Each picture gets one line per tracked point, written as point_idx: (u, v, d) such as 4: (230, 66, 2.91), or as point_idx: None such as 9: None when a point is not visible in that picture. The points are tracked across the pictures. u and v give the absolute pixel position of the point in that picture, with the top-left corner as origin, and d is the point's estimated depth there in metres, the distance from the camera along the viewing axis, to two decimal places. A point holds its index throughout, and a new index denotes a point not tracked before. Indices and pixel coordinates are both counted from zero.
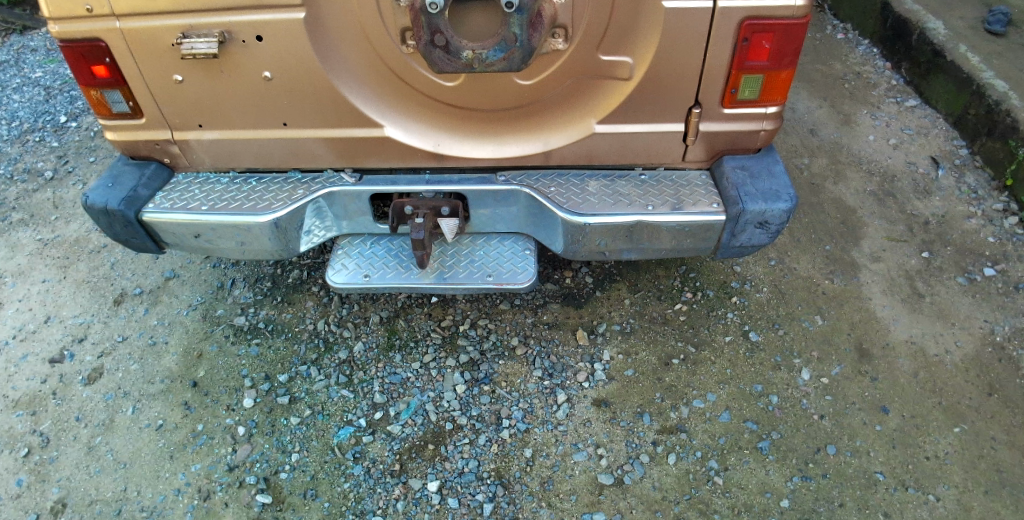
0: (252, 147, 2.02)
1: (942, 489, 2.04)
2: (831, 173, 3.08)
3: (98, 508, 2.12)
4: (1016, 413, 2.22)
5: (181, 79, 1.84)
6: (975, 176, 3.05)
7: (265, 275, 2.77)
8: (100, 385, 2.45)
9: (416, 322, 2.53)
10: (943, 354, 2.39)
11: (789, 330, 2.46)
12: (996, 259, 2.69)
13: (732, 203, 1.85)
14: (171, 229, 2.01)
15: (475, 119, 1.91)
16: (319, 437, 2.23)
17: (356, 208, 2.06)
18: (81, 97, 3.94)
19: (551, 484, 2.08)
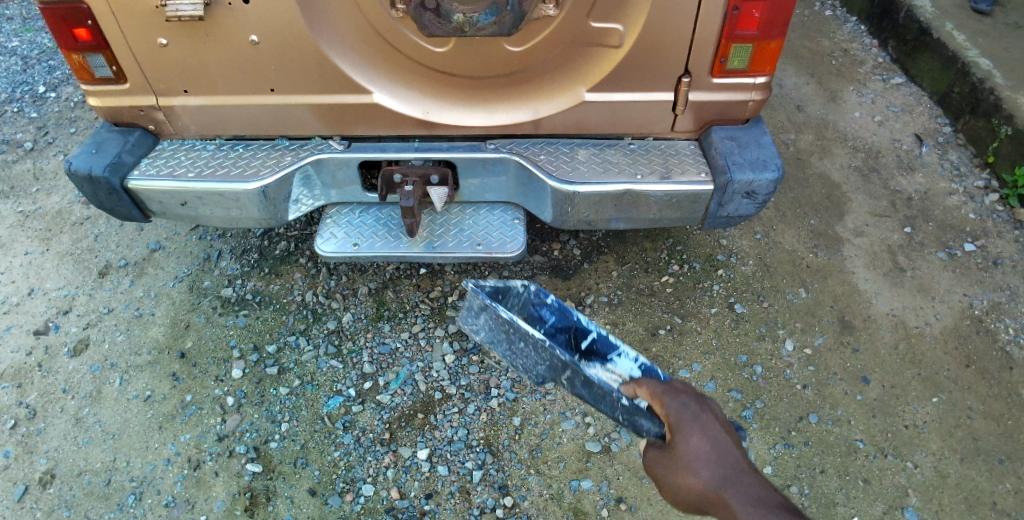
0: (239, 113, 2.00)
1: (919, 456, 2.10)
2: (817, 149, 3.10)
3: (87, 479, 2.12)
4: (992, 383, 2.29)
5: (166, 43, 1.81)
6: (958, 153, 3.09)
7: (252, 247, 2.75)
8: (87, 357, 2.43)
9: (405, 293, 2.54)
10: (923, 326, 2.44)
11: (774, 302, 2.49)
12: (976, 235, 2.75)
13: (720, 172, 1.88)
14: (157, 197, 1.99)
15: (465, 86, 1.90)
16: (309, 406, 2.25)
17: (344, 176, 2.05)
18: (60, 68, 3.86)
19: (539, 451, 2.12)
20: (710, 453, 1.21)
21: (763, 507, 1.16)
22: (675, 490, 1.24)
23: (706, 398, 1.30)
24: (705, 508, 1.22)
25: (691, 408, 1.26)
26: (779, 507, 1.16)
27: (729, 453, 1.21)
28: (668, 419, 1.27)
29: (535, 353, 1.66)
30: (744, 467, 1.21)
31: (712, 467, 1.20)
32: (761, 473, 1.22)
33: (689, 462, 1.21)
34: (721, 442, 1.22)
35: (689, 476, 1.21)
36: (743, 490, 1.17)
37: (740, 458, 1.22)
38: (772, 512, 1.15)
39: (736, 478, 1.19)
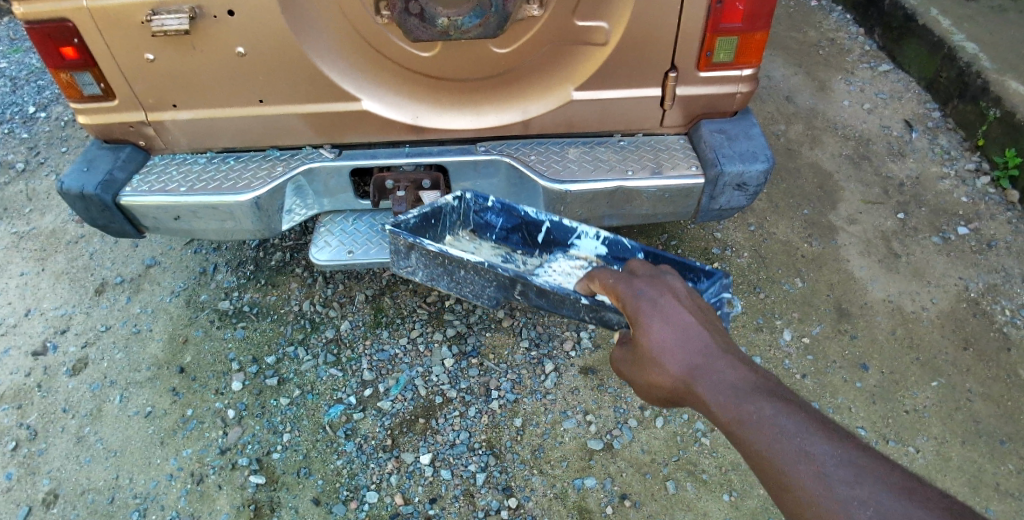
0: (229, 126, 2.00)
1: (920, 441, 2.11)
2: (807, 139, 3.11)
3: (90, 497, 2.12)
4: (991, 365, 2.30)
5: (153, 57, 1.81)
6: (948, 138, 3.10)
7: (247, 259, 2.75)
8: (86, 375, 2.43)
9: (402, 299, 2.54)
10: (920, 311, 2.45)
11: (771, 293, 2.50)
12: (969, 218, 2.76)
13: (711, 165, 1.88)
14: (150, 212, 1.99)
15: (453, 89, 1.90)
16: (310, 416, 2.24)
17: (336, 184, 2.06)
18: (49, 87, 3.85)
19: (542, 451, 2.12)
20: (672, 339, 1.16)
21: (738, 394, 1.06)
22: (648, 383, 1.21)
23: (665, 282, 1.25)
24: (682, 398, 1.16)
25: (648, 296, 1.22)
26: (756, 389, 1.06)
27: (692, 338, 1.15)
28: (626, 309, 1.24)
29: (481, 278, 1.82)
30: (711, 350, 1.13)
31: (672, 354, 1.14)
32: (736, 355, 1.13)
33: (655, 356, 1.16)
34: (680, 327, 1.16)
35: (655, 368, 1.17)
36: (711, 376, 1.10)
37: (708, 340, 1.15)
38: (746, 395, 1.06)
39: (703, 363, 1.12)
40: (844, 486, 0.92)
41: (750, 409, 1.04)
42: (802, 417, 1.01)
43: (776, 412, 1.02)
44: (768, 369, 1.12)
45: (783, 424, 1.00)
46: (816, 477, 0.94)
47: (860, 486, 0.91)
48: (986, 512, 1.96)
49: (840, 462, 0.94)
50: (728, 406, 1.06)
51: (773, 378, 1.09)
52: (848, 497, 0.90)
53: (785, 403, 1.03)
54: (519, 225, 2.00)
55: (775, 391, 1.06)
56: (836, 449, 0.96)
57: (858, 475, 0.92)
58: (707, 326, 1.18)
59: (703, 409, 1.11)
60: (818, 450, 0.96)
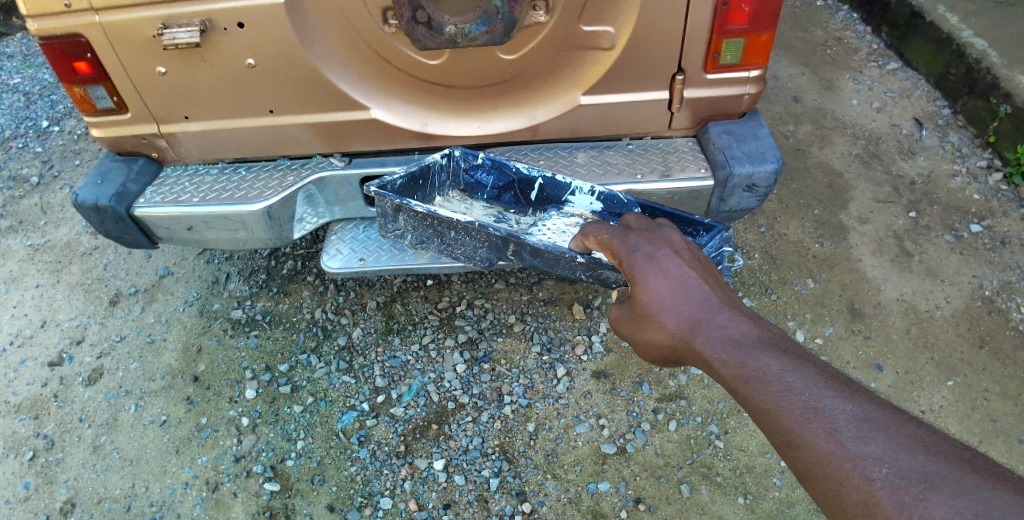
0: (240, 137, 2.02)
1: None
2: (816, 138, 3.10)
3: (107, 506, 2.14)
4: (1008, 363, 2.28)
5: (164, 70, 1.83)
6: (959, 135, 3.08)
7: (259, 267, 2.77)
8: (102, 385, 2.45)
9: (413, 305, 2.54)
10: (934, 310, 2.44)
11: (782, 294, 2.48)
12: (982, 215, 2.73)
13: (720, 167, 1.88)
14: (163, 223, 2.01)
15: (460, 96, 1.91)
16: (323, 423, 2.26)
17: (346, 193, 2.08)
18: (62, 101, 3.91)
19: (555, 456, 2.11)
20: (672, 293, 1.20)
21: (736, 346, 1.09)
22: (651, 342, 1.23)
23: (666, 241, 1.29)
24: (685, 355, 1.18)
25: (646, 252, 1.28)
26: (758, 342, 1.08)
27: (694, 294, 1.18)
28: (628, 267, 1.29)
29: (472, 239, 1.97)
30: (713, 305, 1.16)
31: (673, 308, 1.18)
32: (739, 310, 1.16)
33: (653, 313, 1.20)
34: (681, 282, 1.20)
35: (655, 324, 1.21)
36: (712, 328, 1.13)
37: (709, 295, 1.18)
38: (748, 349, 1.08)
39: (705, 317, 1.15)
40: (851, 439, 0.91)
41: (752, 362, 1.06)
42: (807, 370, 1.02)
43: (779, 365, 1.03)
44: (773, 324, 1.13)
45: (788, 378, 1.01)
46: (821, 429, 0.94)
47: (868, 439, 0.90)
48: None
49: (847, 415, 0.94)
50: (730, 360, 1.08)
51: (777, 331, 1.11)
52: (855, 449, 0.90)
53: (788, 356, 1.04)
54: (511, 184, 2.13)
55: (779, 344, 1.08)
56: (842, 401, 0.95)
57: (864, 426, 0.92)
58: (710, 283, 1.21)
59: (705, 363, 1.13)
60: (822, 404, 0.96)
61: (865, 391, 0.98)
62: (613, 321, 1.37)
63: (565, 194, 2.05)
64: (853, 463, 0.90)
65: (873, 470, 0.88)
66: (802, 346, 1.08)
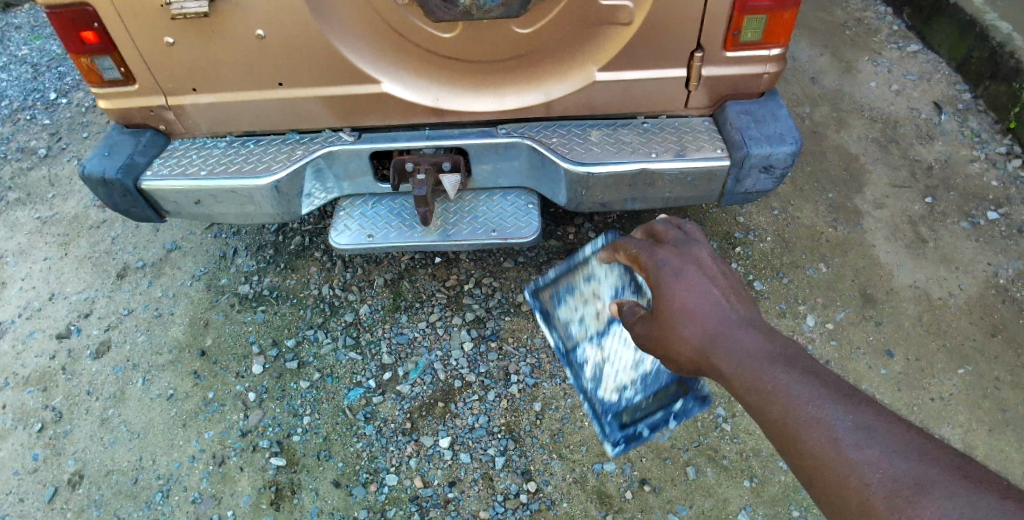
0: (249, 110, 1.99)
1: (947, 429, 2.12)
2: (832, 121, 3.03)
3: (115, 478, 2.16)
4: (1020, 352, 2.28)
5: (173, 41, 1.80)
6: (978, 120, 3.02)
7: (267, 243, 2.75)
8: (110, 358, 2.46)
9: (421, 283, 2.51)
10: (948, 297, 2.42)
11: (794, 278, 2.45)
12: (999, 202, 2.69)
13: (737, 147, 1.85)
14: (171, 196, 2.00)
15: (475, 71, 1.86)
16: (330, 399, 2.26)
17: (356, 168, 2.05)
18: (69, 74, 3.87)
19: (561, 436, 2.11)
20: (693, 306, 1.25)
21: (752, 360, 1.13)
22: (670, 354, 1.28)
23: (697, 262, 1.32)
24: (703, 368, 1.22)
25: (672, 268, 1.32)
26: (772, 355, 1.12)
27: (714, 309, 1.23)
28: (653, 282, 1.34)
29: None
30: (732, 320, 1.21)
31: (693, 321, 1.24)
32: (756, 325, 1.20)
33: (671, 324, 1.27)
34: (703, 297, 1.25)
35: (674, 334, 1.26)
36: (729, 342, 1.18)
37: (729, 311, 1.23)
38: (762, 362, 1.12)
39: (723, 331, 1.20)
40: (851, 446, 0.95)
41: (763, 374, 1.10)
42: (815, 382, 1.05)
43: (789, 377, 1.07)
44: (788, 338, 1.17)
45: (795, 390, 1.05)
46: (822, 437, 0.98)
47: (865, 446, 0.94)
48: None
49: (849, 424, 0.97)
50: (743, 371, 1.13)
51: (791, 345, 1.14)
52: (853, 455, 0.94)
53: (797, 369, 1.08)
54: None
55: (791, 358, 1.11)
56: (845, 412, 0.99)
57: (865, 435, 0.95)
58: (732, 299, 1.26)
59: (721, 375, 1.17)
60: (826, 413, 1.00)
61: (870, 401, 1.01)
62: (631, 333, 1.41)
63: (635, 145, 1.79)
64: (850, 469, 0.93)
65: (869, 475, 0.92)
66: (816, 360, 1.11)
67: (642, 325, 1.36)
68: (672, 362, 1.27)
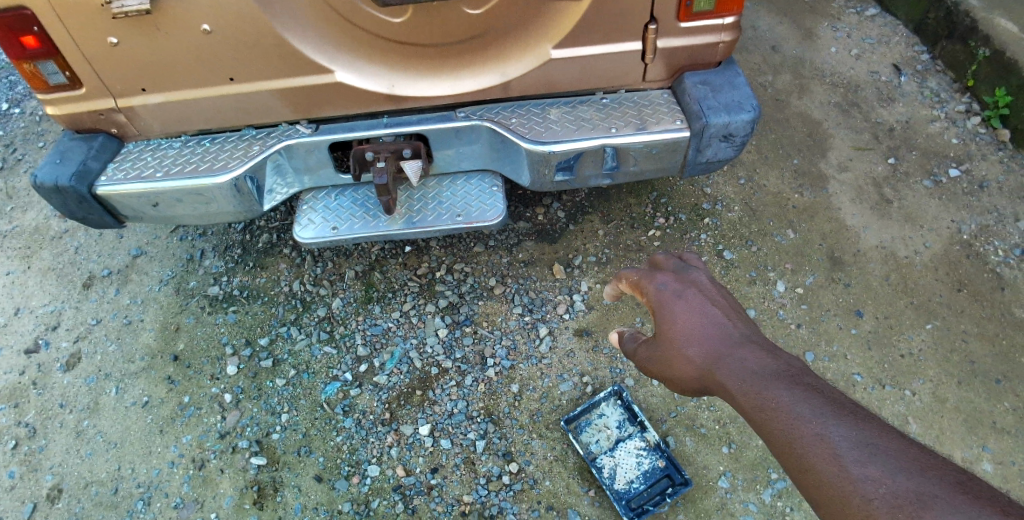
0: (201, 108, 1.94)
1: (918, 384, 2.20)
2: (795, 88, 3.00)
3: (94, 490, 2.13)
4: (985, 304, 2.35)
5: (117, 41, 1.73)
6: (937, 80, 3.03)
7: (234, 242, 2.67)
8: (80, 370, 2.41)
9: (392, 273, 2.47)
10: (913, 255, 2.47)
11: (763, 246, 2.47)
12: (960, 160, 2.73)
13: (696, 118, 1.85)
14: (129, 201, 1.96)
15: (429, 55, 1.82)
16: (307, 395, 2.24)
17: (315, 160, 2.02)
18: (18, 81, 3.73)
19: (540, 415, 2.14)
20: (695, 326, 1.24)
21: (754, 377, 1.11)
22: (674, 375, 1.26)
23: (700, 286, 1.31)
24: (707, 386, 1.20)
25: (672, 289, 1.31)
26: (776, 374, 1.10)
27: (715, 328, 1.22)
28: (653, 304, 1.32)
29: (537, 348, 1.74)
30: (734, 339, 1.19)
31: (696, 340, 1.22)
32: (760, 344, 1.18)
33: (674, 344, 1.25)
34: (704, 317, 1.24)
35: (677, 354, 1.24)
36: (731, 361, 1.16)
37: (731, 330, 1.21)
38: (766, 379, 1.09)
39: (725, 351, 1.18)
40: (853, 462, 0.92)
41: (766, 392, 1.07)
42: (819, 400, 1.02)
43: (792, 395, 1.04)
44: (793, 357, 1.15)
45: (798, 408, 1.02)
46: (825, 454, 0.95)
47: (868, 462, 0.91)
48: (982, 450, 2.08)
49: (851, 441, 0.95)
50: (746, 388, 1.10)
51: (796, 365, 1.12)
52: (857, 472, 0.91)
53: (800, 386, 1.06)
54: None
55: (795, 377, 1.09)
56: (848, 429, 0.96)
57: (867, 451, 0.93)
58: (733, 318, 1.25)
59: (726, 394, 1.14)
60: (830, 431, 0.97)
61: (875, 420, 0.98)
62: (632, 358, 1.38)
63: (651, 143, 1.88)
64: (853, 486, 0.90)
65: (872, 492, 0.88)
66: (820, 380, 1.09)
67: (642, 347, 1.34)
68: (676, 382, 1.25)
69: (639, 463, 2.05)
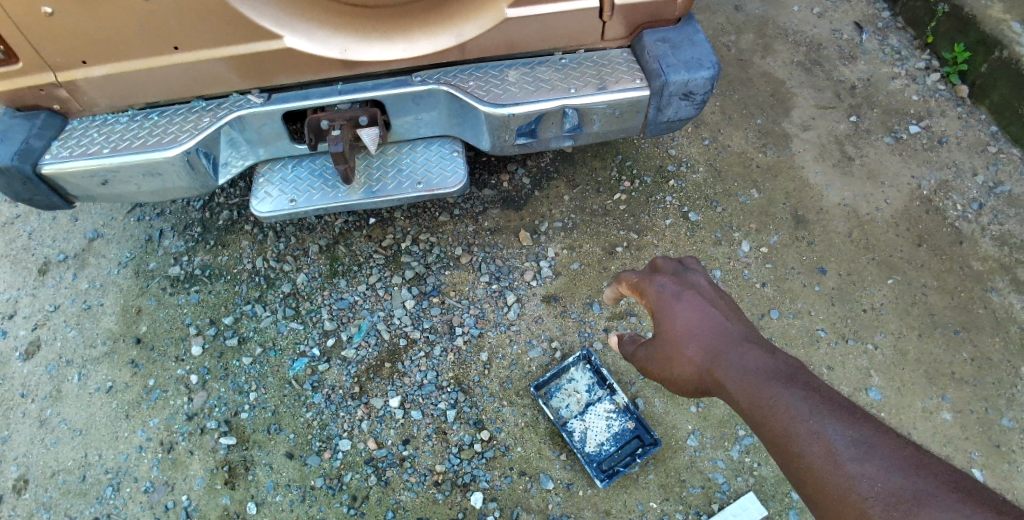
0: (147, 80, 1.83)
1: (879, 337, 2.25)
2: (758, 48, 2.95)
3: (61, 478, 2.09)
4: (944, 258, 2.40)
5: (52, 11, 1.61)
6: (898, 38, 3.01)
7: (193, 221, 2.55)
8: (40, 358, 2.30)
9: (357, 245, 2.43)
10: (875, 212, 2.50)
11: (728, 207, 2.48)
12: (920, 116, 2.76)
13: (655, 76, 1.83)
14: (76, 178, 1.87)
15: (382, 16, 1.76)
16: (274, 373, 2.21)
17: (270, 130, 1.96)
18: None
19: (510, 382, 2.16)
20: (694, 325, 1.26)
21: (754, 377, 1.14)
22: (673, 374, 1.28)
23: (699, 288, 1.34)
24: (707, 386, 1.23)
25: (672, 290, 1.32)
26: (775, 374, 1.13)
27: (715, 327, 1.25)
28: (652, 305, 1.34)
29: None
30: (733, 339, 1.22)
31: (696, 340, 1.24)
32: (758, 344, 1.21)
33: (674, 343, 1.27)
34: (704, 317, 1.26)
35: (676, 353, 1.26)
36: (731, 360, 1.18)
37: (729, 329, 1.24)
38: (765, 379, 1.12)
39: (724, 350, 1.21)
40: (850, 460, 0.96)
41: (766, 391, 1.11)
42: (818, 399, 1.06)
43: (791, 394, 1.08)
44: (791, 357, 1.18)
45: (796, 406, 1.06)
46: (823, 452, 0.99)
47: (865, 460, 0.95)
48: (942, 400, 2.14)
49: (849, 439, 0.99)
50: (746, 387, 1.13)
51: (794, 364, 1.15)
52: (854, 469, 0.95)
53: (798, 385, 1.10)
54: None
55: (794, 377, 1.12)
56: (846, 428, 1.00)
57: (864, 449, 0.97)
58: (731, 319, 1.27)
59: (726, 393, 1.17)
60: (827, 429, 1.01)
61: (872, 420, 1.02)
62: (630, 359, 1.40)
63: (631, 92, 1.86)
64: (850, 483, 0.94)
65: (868, 489, 0.93)
66: (818, 380, 1.13)
67: (641, 347, 1.36)
68: (676, 382, 1.27)
69: (609, 425, 2.10)
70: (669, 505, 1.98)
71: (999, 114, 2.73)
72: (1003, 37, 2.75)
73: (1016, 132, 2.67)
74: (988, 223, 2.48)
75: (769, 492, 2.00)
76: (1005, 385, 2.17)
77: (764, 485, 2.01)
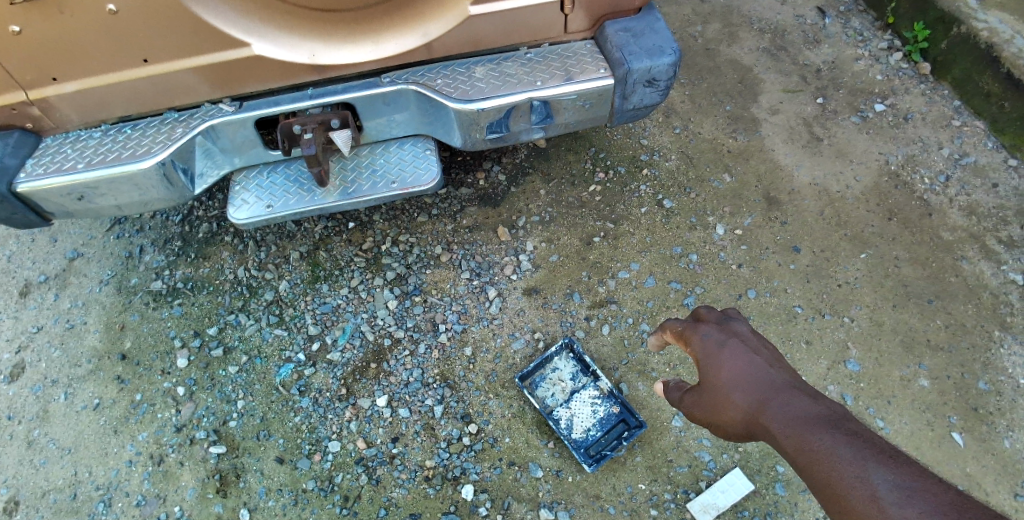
0: (118, 93, 1.84)
1: (855, 310, 2.30)
2: (725, 36, 3.00)
3: (52, 497, 2.09)
4: (915, 231, 2.45)
5: (20, 29, 1.61)
6: (860, 20, 3.06)
7: (174, 235, 2.54)
8: (25, 379, 2.29)
9: (337, 250, 2.44)
10: (845, 190, 2.56)
11: (701, 192, 2.53)
12: (885, 95, 2.82)
13: (619, 64, 1.88)
14: (54, 196, 1.86)
15: (348, 19, 1.79)
16: (261, 379, 2.22)
17: (243, 137, 1.98)
18: None
19: (494, 376, 2.18)
20: (738, 372, 1.28)
21: (801, 422, 1.15)
22: (722, 421, 1.29)
23: (742, 337, 1.34)
24: (752, 431, 1.23)
25: (716, 339, 1.34)
26: (820, 419, 1.14)
27: (758, 374, 1.26)
28: (698, 355, 1.37)
29: None
30: (778, 385, 1.23)
31: (742, 387, 1.25)
32: (803, 390, 1.22)
33: (720, 389, 1.29)
34: (749, 364, 1.27)
35: (723, 401, 1.28)
36: (776, 406, 1.19)
37: (774, 376, 1.25)
38: (809, 424, 1.13)
39: (769, 396, 1.21)
40: (892, 505, 0.97)
41: (810, 436, 1.12)
42: (860, 444, 1.07)
43: (835, 439, 1.09)
44: (836, 403, 1.19)
45: (840, 451, 1.07)
46: (865, 495, 1.00)
47: (907, 505, 0.95)
48: (919, 367, 2.19)
49: (890, 484, 0.99)
50: (791, 432, 1.14)
51: (839, 410, 1.16)
52: (895, 513, 0.96)
53: (841, 430, 1.10)
54: None
55: (837, 422, 1.13)
56: (889, 473, 1.00)
57: (906, 494, 0.97)
58: (775, 365, 1.28)
59: (772, 438, 1.18)
60: (870, 474, 1.01)
61: (914, 465, 1.02)
62: (677, 405, 1.41)
63: (599, 78, 1.89)
64: None
65: None
66: (864, 425, 1.12)
67: (689, 395, 1.37)
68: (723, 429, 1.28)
69: (594, 411, 2.14)
70: (657, 486, 2.01)
71: (961, 88, 2.79)
72: (960, 13, 2.81)
73: (979, 105, 2.74)
74: (955, 195, 2.54)
75: (755, 467, 2.04)
76: (980, 349, 2.22)
77: (749, 460, 2.05)
